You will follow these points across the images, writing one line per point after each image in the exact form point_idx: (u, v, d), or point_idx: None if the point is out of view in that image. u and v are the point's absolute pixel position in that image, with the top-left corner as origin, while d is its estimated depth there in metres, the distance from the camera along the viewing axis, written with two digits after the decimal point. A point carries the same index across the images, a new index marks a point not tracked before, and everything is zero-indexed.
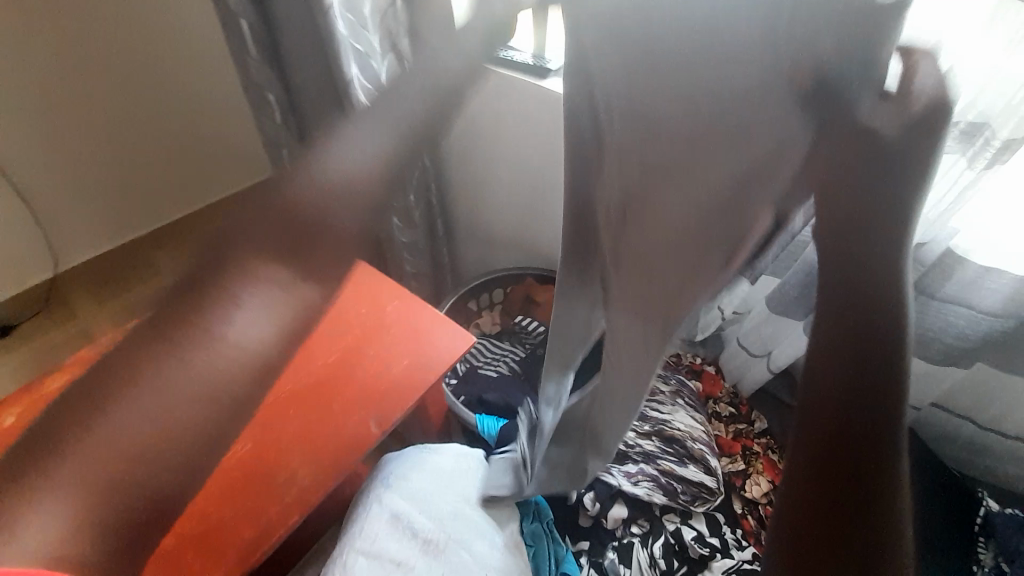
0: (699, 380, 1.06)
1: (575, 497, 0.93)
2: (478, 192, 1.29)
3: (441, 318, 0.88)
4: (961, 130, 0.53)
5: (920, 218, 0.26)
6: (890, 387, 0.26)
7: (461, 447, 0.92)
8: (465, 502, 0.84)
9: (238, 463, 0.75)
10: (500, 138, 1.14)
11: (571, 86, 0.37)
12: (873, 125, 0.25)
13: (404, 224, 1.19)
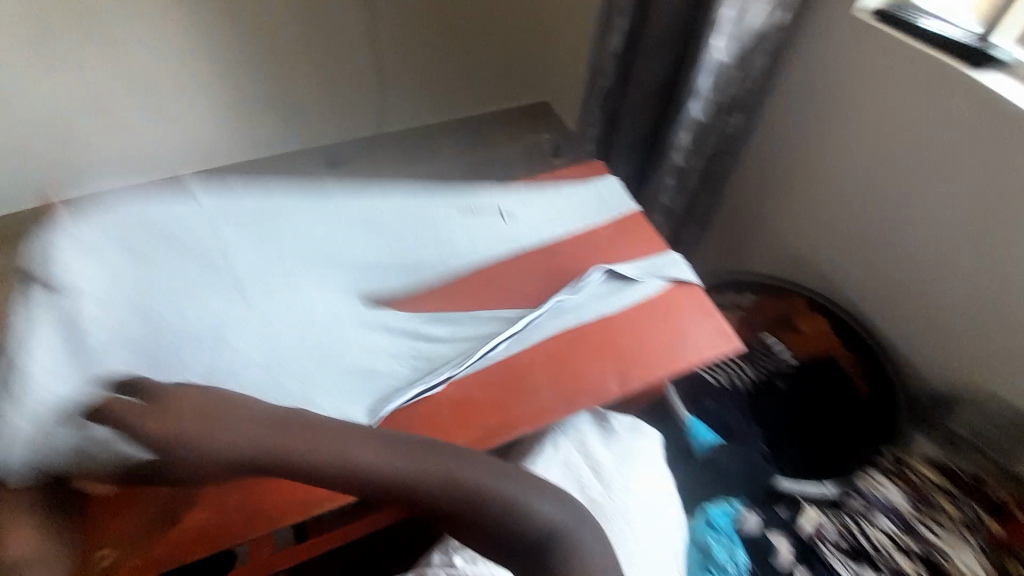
0: (1015, 528, 0.83)
1: (783, 563, 0.82)
2: (770, 180, 1.22)
3: (710, 308, 0.80)
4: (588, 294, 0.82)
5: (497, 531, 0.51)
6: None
7: (638, 422, 0.82)
8: (637, 484, 0.75)
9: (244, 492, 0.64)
10: (835, 131, 1.06)
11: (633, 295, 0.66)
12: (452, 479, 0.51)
13: (672, 187, 1.22)
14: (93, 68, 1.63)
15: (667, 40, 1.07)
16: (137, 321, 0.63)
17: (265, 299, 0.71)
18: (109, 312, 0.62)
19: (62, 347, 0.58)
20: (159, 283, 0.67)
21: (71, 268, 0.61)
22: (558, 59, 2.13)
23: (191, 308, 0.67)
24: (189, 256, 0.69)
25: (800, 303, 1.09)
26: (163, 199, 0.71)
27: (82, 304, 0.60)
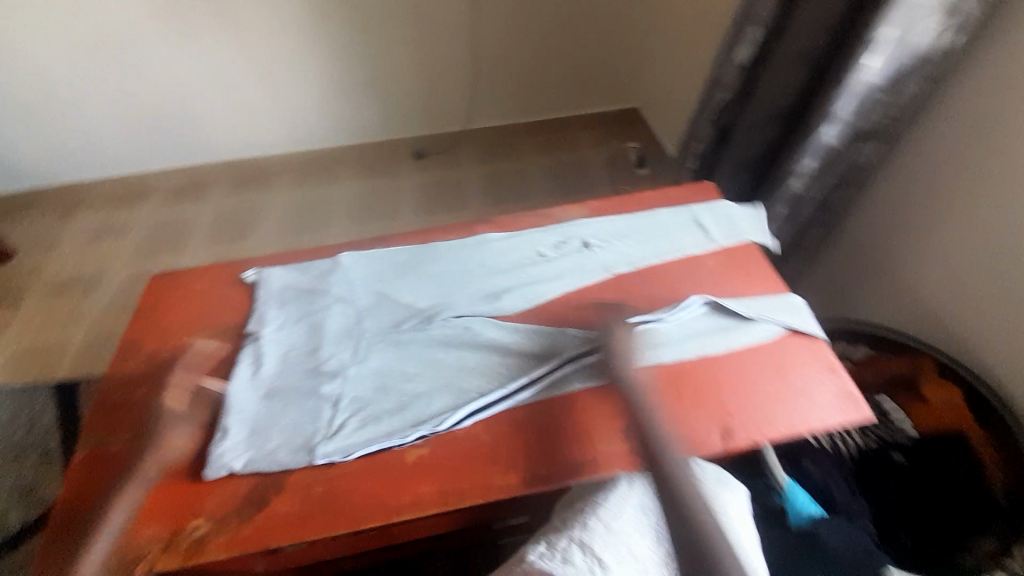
0: None
1: None
2: (903, 222, 1.08)
3: (836, 366, 0.73)
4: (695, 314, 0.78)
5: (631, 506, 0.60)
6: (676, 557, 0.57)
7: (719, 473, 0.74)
8: None
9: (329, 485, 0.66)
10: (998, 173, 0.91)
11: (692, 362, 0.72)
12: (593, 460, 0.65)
13: (784, 218, 1.14)
14: (243, 59, 1.98)
15: (805, 57, 0.97)
16: (304, 354, 0.78)
17: (390, 330, 0.79)
18: (283, 354, 0.78)
19: (255, 395, 0.74)
20: (315, 326, 0.80)
21: (264, 339, 0.80)
22: (661, 74, 2.09)
23: (330, 342, 0.78)
24: (336, 300, 0.83)
25: (925, 365, 0.97)
26: (309, 268, 0.88)
27: (264, 356, 0.78)
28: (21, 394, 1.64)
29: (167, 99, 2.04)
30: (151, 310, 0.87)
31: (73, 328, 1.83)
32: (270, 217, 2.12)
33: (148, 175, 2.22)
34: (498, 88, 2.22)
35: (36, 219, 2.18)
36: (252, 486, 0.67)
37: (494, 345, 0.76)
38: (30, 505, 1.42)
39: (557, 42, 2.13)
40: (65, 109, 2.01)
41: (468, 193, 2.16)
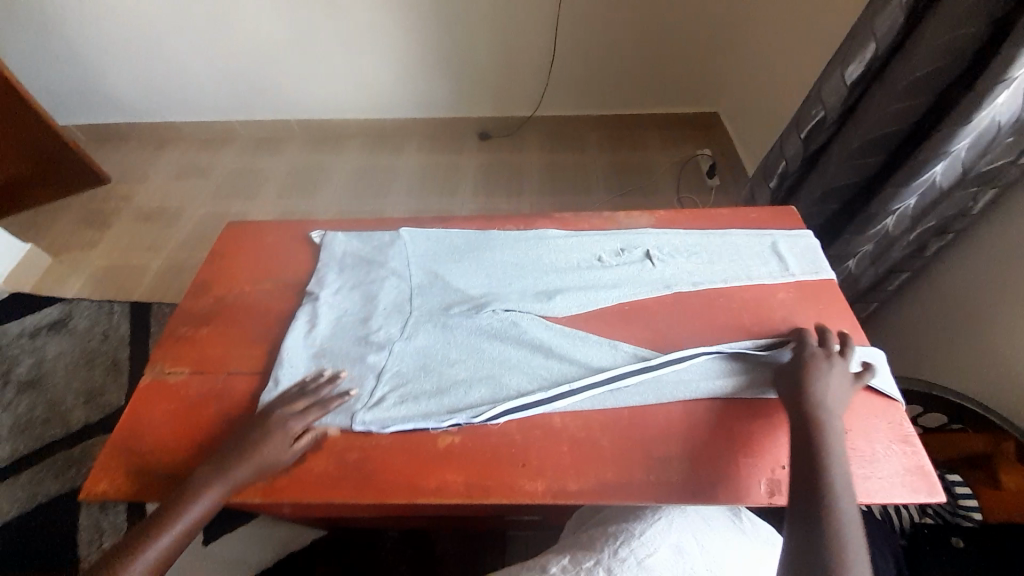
0: None
1: None
2: (1003, 284, 0.96)
3: (913, 439, 0.68)
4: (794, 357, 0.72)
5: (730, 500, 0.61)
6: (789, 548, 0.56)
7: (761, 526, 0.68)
8: None
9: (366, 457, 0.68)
10: None
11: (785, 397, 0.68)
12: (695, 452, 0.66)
13: (867, 258, 1.05)
14: (328, 21, 2.02)
15: (926, 85, 0.85)
16: (356, 321, 0.80)
17: (439, 310, 0.80)
18: (337, 318, 0.81)
19: (306, 354, 0.77)
20: (370, 296, 0.82)
21: (322, 300, 0.82)
22: (749, 79, 1.95)
23: (382, 313, 0.80)
24: (392, 274, 0.84)
25: (1008, 448, 0.88)
26: (370, 238, 0.90)
27: (319, 317, 0.80)
28: (100, 306, 1.80)
29: (254, 54, 2.13)
30: (222, 254, 0.92)
31: (151, 255, 1.99)
32: (336, 177, 2.21)
33: (233, 123, 2.36)
34: (573, 77, 2.16)
35: (133, 150, 2.38)
36: None
37: (542, 344, 0.75)
38: (96, 407, 1.57)
39: (643, 35, 2.03)
40: (166, 52, 2.14)
41: (530, 179, 2.14)
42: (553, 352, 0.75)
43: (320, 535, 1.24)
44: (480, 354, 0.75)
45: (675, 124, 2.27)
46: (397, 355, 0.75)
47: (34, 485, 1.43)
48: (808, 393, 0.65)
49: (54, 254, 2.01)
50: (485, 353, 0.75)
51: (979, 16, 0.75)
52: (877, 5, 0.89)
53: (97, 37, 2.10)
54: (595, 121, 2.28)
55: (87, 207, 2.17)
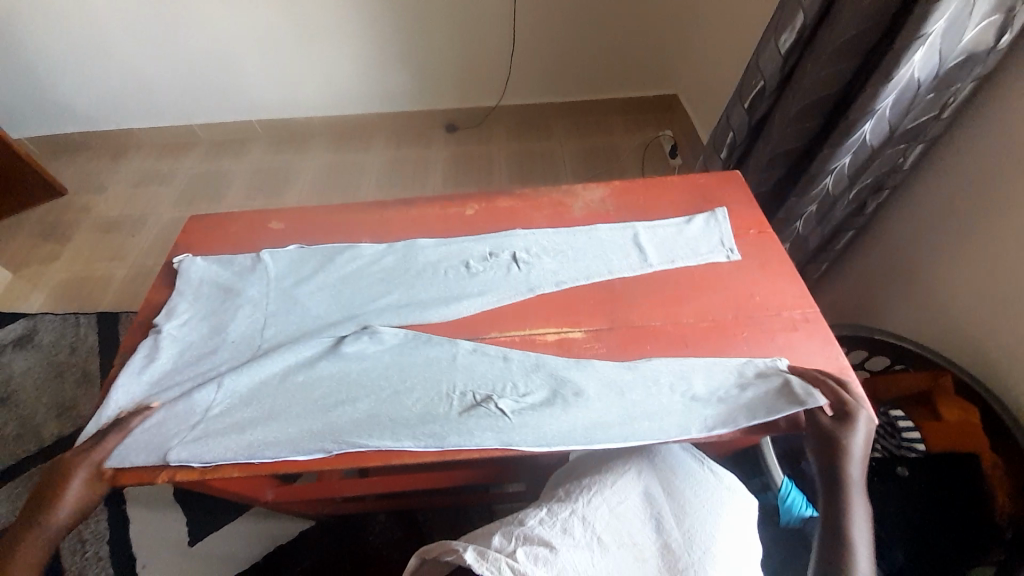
0: None
1: None
2: (935, 231, 1.04)
3: (848, 369, 0.72)
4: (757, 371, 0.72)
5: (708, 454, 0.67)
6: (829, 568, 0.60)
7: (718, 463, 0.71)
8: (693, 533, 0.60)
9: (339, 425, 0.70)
10: None
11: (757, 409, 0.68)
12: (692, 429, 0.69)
13: (810, 220, 1.12)
14: (285, 18, 1.99)
15: (853, 47, 0.90)
16: (198, 354, 0.78)
17: (279, 339, 0.79)
18: (180, 351, 0.79)
19: (140, 389, 0.75)
20: (215, 329, 0.80)
21: (169, 333, 0.80)
22: (704, 58, 2.01)
23: (224, 346, 0.78)
24: (249, 302, 0.83)
25: (945, 380, 0.94)
26: (231, 263, 0.88)
27: (159, 350, 0.78)
28: (65, 319, 1.76)
29: (212, 55, 2.09)
30: (185, 248, 0.92)
31: (118, 264, 1.95)
32: (305, 176, 2.20)
33: (193, 127, 2.32)
34: (534, 65, 2.19)
35: (91, 160, 2.32)
36: (272, 411, 0.72)
37: (381, 366, 0.75)
38: (69, 419, 1.54)
39: (599, 20, 2.07)
40: (117, 56, 2.08)
41: (499, 168, 2.18)
42: (385, 375, 0.74)
43: (308, 526, 1.25)
44: (311, 381, 0.74)
45: (636, 107, 2.33)
46: (227, 389, 0.73)
47: (10, 502, 1.40)
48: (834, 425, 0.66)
49: (13, 270, 1.95)
50: (315, 378, 0.74)
51: None
52: None
53: (42, 44, 2.03)
54: (559, 107, 2.32)
55: (44, 220, 2.11)
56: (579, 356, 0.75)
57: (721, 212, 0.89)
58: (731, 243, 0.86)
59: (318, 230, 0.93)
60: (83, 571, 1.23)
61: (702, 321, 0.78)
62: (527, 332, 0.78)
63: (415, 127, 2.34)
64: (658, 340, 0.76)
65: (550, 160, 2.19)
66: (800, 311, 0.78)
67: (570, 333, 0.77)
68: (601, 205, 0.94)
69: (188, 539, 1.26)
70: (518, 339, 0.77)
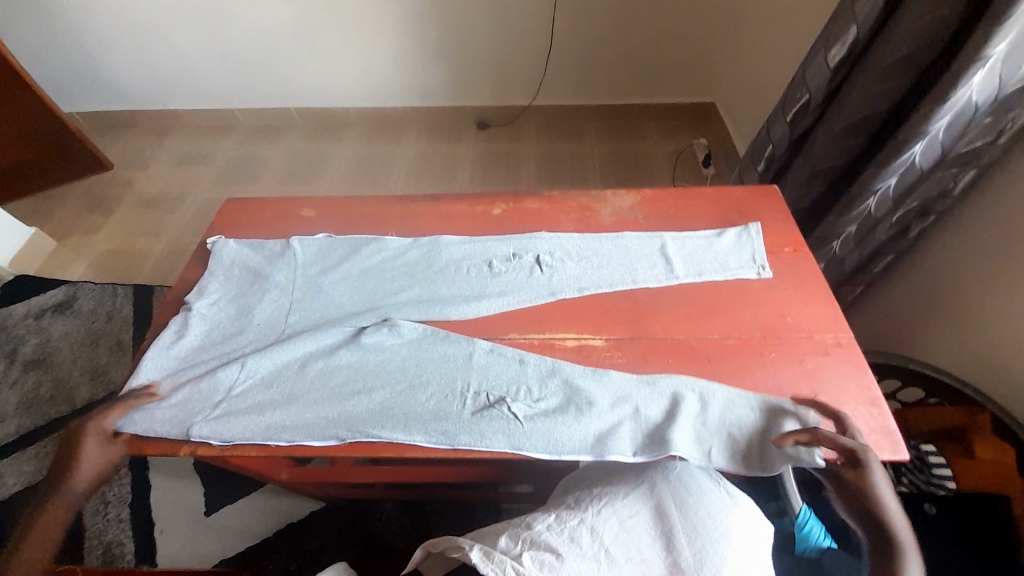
0: None
1: None
2: (983, 261, 0.98)
3: (879, 401, 0.69)
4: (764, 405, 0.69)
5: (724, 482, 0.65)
6: None
7: None
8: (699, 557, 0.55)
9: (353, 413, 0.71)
10: None
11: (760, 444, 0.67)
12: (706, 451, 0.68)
13: (847, 242, 1.09)
14: (326, 9, 2.03)
15: (906, 66, 0.87)
16: (225, 334, 0.80)
17: (302, 325, 0.80)
18: (208, 330, 0.81)
19: (169, 363, 0.78)
20: (242, 312, 0.82)
21: (199, 311, 0.83)
22: (744, 67, 1.95)
23: (250, 329, 0.81)
24: (275, 286, 0.84)
25: (983, 419, 0.88)
26: (262, 247, 0.90)
27: (188, 328, 0.81)
28: (104, 288, 1.84)
29: (254, 42, 2.15)
30: (220, 229, 0.95)
31: (155, 240, 2.03)
32: (336, 166, 2.24)
33: (233, 111, 2.39)
34: (570, 66, 2.17)
35: (137, 138, 2.42)
36: (293, 396, 0.73)
37: (398, 359, 0.76)
38: (101, 384, 1.61)
39: (639, 24, 2.04)
40: (166, 40, 2.16)
41: (527, 167, 2.17)
42: (402, 368, 0.75)
43: (318, 507, 1.28)
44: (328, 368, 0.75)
45: (670, 114, 2.29)
46: (249, 370, 0.75)
47: (41, 458, 1.47)
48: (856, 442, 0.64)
49: (59, 239, 2.04)
50: (334, 365, 0.76)
51: None
52: None
53: (99, 24, 2.12)
54: (592, 109, 2.30)
55: (90, 193, 2.21)
56: (597, 364, 0.75)
57: (754, 227, 0.87)
58: (762, 259, 0.83)
59: (348, 220, 0.94)
60: (104, 531, 1.29)
61: (726, 338, 0.76)
62: (547, 335, 0.77)
63: (446, 122, 2.36)
64: (679, 353, 0.75)
65: (579, 162, 2.17)
66: (832, 335, 0.75)
67: (590, 340, 0.77)
68: (630, 213, 0.92)
69: (204, 509, 1.31)
70: (537, 342, 0.77)
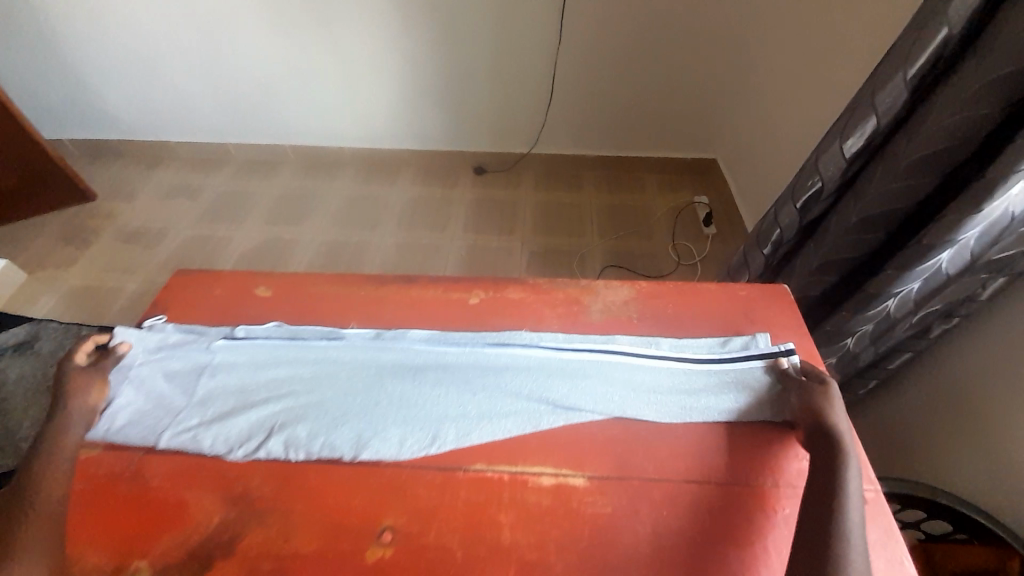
0: None
1: None
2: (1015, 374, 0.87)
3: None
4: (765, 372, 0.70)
5: None
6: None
7: None
8: None
9: (272, 564, 0.58)
10: None
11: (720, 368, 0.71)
12: None
13: (863, 341, 0.98)
14: (325, 50, 2.00)
15: (933, 165, 0.79)
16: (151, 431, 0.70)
17: (244, 410, 0.70)
18: (131, 421, 0.70)
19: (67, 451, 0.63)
20: (178, 391, 0.73)
21: (137, 376, 0.74)
22: (747, 127, 1.91)
23: (184, 412, 0.71)
24: (214, 380, 0.73)
25: (1015, 566, 0.76)
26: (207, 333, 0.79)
27: (114, 416, 0.71)
28: (67, 328, 1.72)
29: (249, 79, 2.11)
30: (164, 308, 0.85)
31: (129, 277, 1.93)
32: (326, 206, 2.16)
33: (226, 145, 2.34)
34: (571, 116, 2.13)
35: (124, 169, 2.35)
36: (212, 533, 0.61)
37: (333, 490, 0.63)
38: None
39: (641, 79, 2.01)
40: (162, 74, 2.13)
41: (522, 215, 2.10)
42: (351, 472, 0.64)
43: None
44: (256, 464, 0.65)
45: (671, 168, 2.24)
46: None
47: None
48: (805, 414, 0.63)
49: (29, 271, 1.94)
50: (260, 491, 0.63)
51: (990, 99, 0.70)
52: (878, 81, 0.84)
53: (92, 55, 2.09)
54: (590, 160, 2.25)
55: (68, 224, 2.12)
56: (580, 512, 0.60)
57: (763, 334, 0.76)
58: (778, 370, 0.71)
59: (306, 304, 0.84)
60: None
61: (736, 484, 0.61)
62: (518, 469, 0.63)
63: (442, 166, 2.30)
64: (681, 502, 0.60)
65: (576, 214, 2.10)
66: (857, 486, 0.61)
67: (570, 479, 0.63)
68: (623, 309, 0.81)
69: None
70: (506, 478, 0.63)
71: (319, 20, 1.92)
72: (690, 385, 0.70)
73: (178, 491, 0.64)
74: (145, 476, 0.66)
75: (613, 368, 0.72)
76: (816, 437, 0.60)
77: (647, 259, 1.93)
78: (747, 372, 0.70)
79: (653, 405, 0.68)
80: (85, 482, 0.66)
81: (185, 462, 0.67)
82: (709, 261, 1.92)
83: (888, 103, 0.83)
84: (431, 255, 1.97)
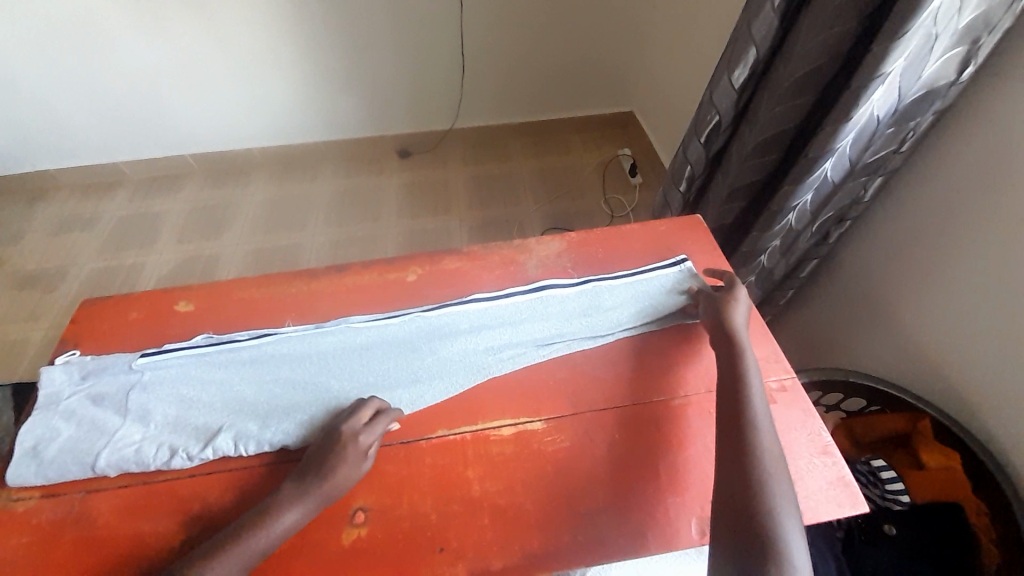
0: None
1: None
2: (898, 260, 0.99)
3: (832, 448, 0.63)
4: (673, 278, 0.79)
5: (677, 530, 0.58)
6: (725, 463, 0.57)
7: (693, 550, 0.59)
8: None
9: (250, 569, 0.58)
10: (991, 208, 0.82)
11: (635, 282, 0.79)
12: (674, 534, 0.58)
13: (776, 254, 1.07)
14: (212, 43, 1.82)
15: (808, 84, 0.86)
16: (85, 458, 0.65)
17: (187, 419, 0.68)
18: (65, 452, 0.66)
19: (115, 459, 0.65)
20: (110, 411, 0.69)
21: (68, 407, 0.69)
22: (657, 74, 1.98)
23: (121, 431, 0.67)
24: (153, 397, 0.70)
25: (925, 425, 0.88)
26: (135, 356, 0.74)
27: (47, 447, 0.66)
28: None
29: (132, 86, 1.90)
30: (75, 342, 0.78)
31: (33, 325, 1.74)
32: (245, 213, 2.03)
33: (117, 164, 2.11)
34: (487, 84, 2.09)
35: (1, 208, 2.06)
36: (180, 550, 0.60)
37: None
38: None
39: (551, 38, 2.00)
40: (23, 93, 1.86)
41: (454, 192, 2.08)
42: None
43: None
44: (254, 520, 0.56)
45: (592, 125, 2.28)
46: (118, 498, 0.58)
47: None
48: (720, 316, 0.70)
49: None
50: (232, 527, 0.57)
51: (846, 15, 0.77)
52: (752, 10, 0.89)
53: None
54: (513, 127, 2.24)
55: None
56: (541, 452, 0.64)
57: (687, 261, 0.81)
58: (700, 279, 0.79)
59: (235, 312, 0.80)
60: None
61: (674, 398, 0.67)
62: (480, 426, 0.66)
63: (365, 154, 2.21)
64: (629, 425, 0.65)
65: (507, 183, 2.10)
66: (776, 379, 0.69)
67: (528, 424, 0.66)
68: (558, 262, 0.84)
69: None
70: (470, 437, 0.65)
71: (196, 10, 1.74)
72: (613, 302, 0.77)
73: (133, 520, 0.62)
74: (96, 513, 0.63)
75: (542, 304, 0.77)
76: (721, 338, 0.68)
77: (582, 217, 1.99)
78: (658, 276, 0.79)
79: (584, 327, 0.74)
80: (28, 533, 0.62)
81: (134, 493, 0.64)
82: (639, 210, 2.00)
83: (765, 29, 0.88)
84: (369, 248, 1.92)
